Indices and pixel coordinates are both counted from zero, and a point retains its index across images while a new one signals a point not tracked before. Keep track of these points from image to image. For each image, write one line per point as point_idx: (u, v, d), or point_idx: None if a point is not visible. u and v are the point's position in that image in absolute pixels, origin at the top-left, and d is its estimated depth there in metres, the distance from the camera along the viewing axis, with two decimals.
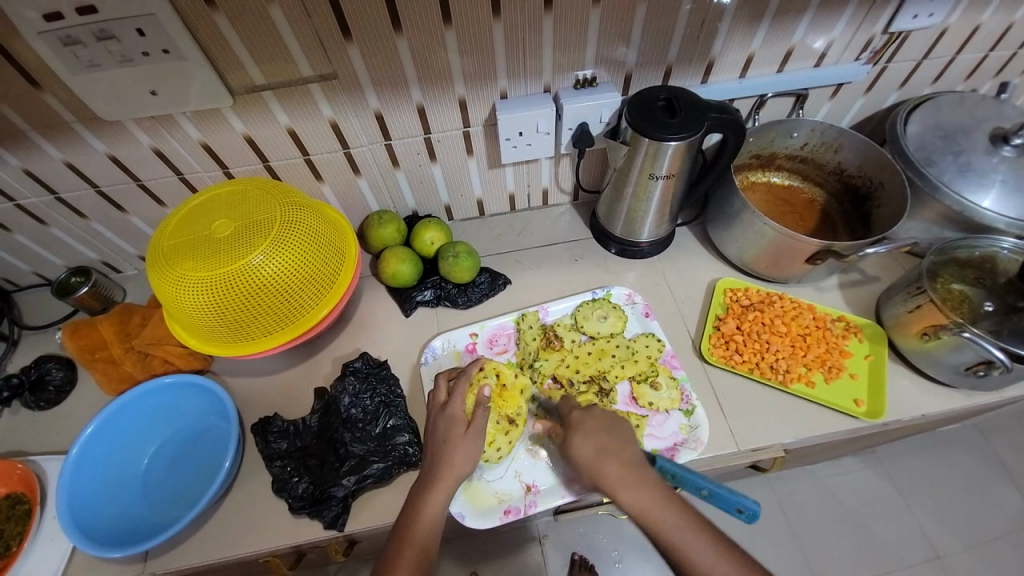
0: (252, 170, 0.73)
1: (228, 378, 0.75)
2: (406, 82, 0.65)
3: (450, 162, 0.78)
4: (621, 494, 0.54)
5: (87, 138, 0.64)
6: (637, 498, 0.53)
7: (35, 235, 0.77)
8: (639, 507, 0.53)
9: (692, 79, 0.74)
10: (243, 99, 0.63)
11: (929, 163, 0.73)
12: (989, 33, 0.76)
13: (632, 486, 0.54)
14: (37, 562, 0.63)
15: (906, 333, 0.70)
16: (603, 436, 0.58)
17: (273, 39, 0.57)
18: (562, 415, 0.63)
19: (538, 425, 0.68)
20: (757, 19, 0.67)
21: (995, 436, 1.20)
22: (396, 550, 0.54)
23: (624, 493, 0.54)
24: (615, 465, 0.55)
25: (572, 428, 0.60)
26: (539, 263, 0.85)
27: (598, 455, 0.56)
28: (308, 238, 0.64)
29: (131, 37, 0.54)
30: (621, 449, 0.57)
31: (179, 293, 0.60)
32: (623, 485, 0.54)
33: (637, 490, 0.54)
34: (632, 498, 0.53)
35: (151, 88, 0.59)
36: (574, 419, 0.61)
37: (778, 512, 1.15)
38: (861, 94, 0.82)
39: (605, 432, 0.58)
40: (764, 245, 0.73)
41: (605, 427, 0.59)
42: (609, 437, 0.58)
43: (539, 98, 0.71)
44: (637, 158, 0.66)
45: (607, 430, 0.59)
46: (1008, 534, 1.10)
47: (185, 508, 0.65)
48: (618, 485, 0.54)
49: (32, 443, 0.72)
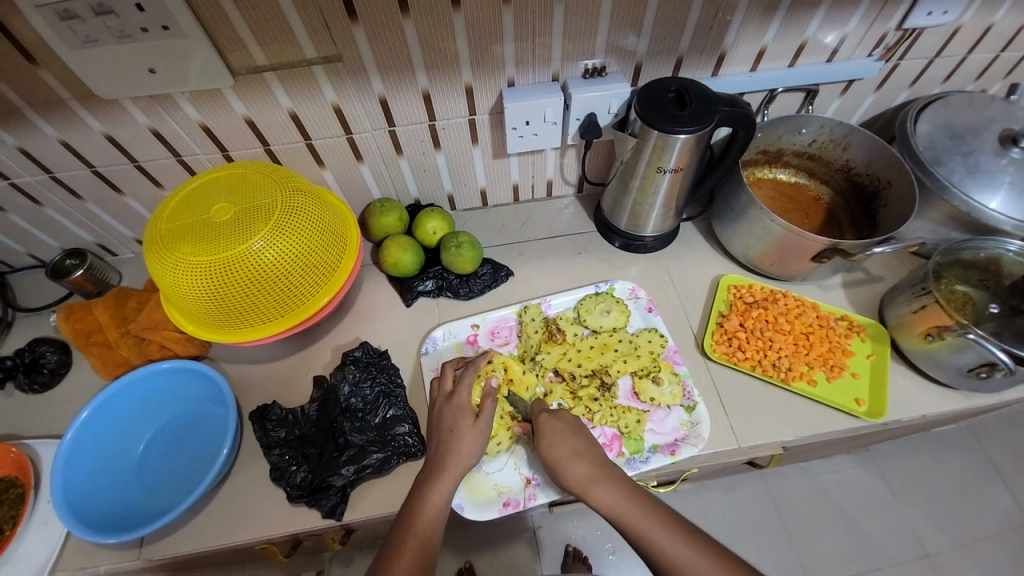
0: (252, 153, 0.71)
1: (225, 365, 0.74)
2: (412, 67, 0.64)
3: (454, 151, 0.77)
4: (591, 492, 0.56)
5: (83, 117, 0.63)
6: (603, 495, 0.56)
7: (29, 216, 0.75)
8: (605, 503, 0.55)
9: (703, 71, 0.73)
10: (244, 80, 0.61)
11: (938, 162, 0.72)
12: (1001, 34, 0.75)
13: (600, 481, 0.56)
14: (29, 546, 0.63)
15: (910, 333, 0.69)
16: (573, 438, 0.60)
17: (276, 19, 0.56)
18: (536, 410, 0.64)
19: (518, 429, 0.65)
20: (770, 12, 0.66)
21: (988, 438, 1.21)
22: (398, 542, 0.54)
23: (594, 490, 0.56)
24: (585, 466, 0.57)
25: (540, 431, 0.61)
26: (541, 255, 0.84)
27: (571, 457, 0.58)
28: (309, 224, 0.63)
29: (130, 12, 0.52)
30: (586, 451, 0.59)
31: (177, 278, 0.59)
32: (593, 483, 0.56)
33: (605, 487, 0.56)
34: (597, 494, 0.56)
35: (150, 66, 0.57)
36: (551, 422, 0.61)
37: (771, 508, 1.16)
38: (871, 91, 0.81)
39: (573, 435, 0.60)
40: (770, 242, 0.72)
41: (575, 431, 0.61)
42: (579, 439, 0.60)
43: (548, 87, 0.70)
44: (646, 151, 0.65)
45: (576, 431, 0.61)
46: (996, 534, 1.11)
47: (182, 495, 0.64)
48: (588, 484, 0.56)
49: (26, 426, 0.71)
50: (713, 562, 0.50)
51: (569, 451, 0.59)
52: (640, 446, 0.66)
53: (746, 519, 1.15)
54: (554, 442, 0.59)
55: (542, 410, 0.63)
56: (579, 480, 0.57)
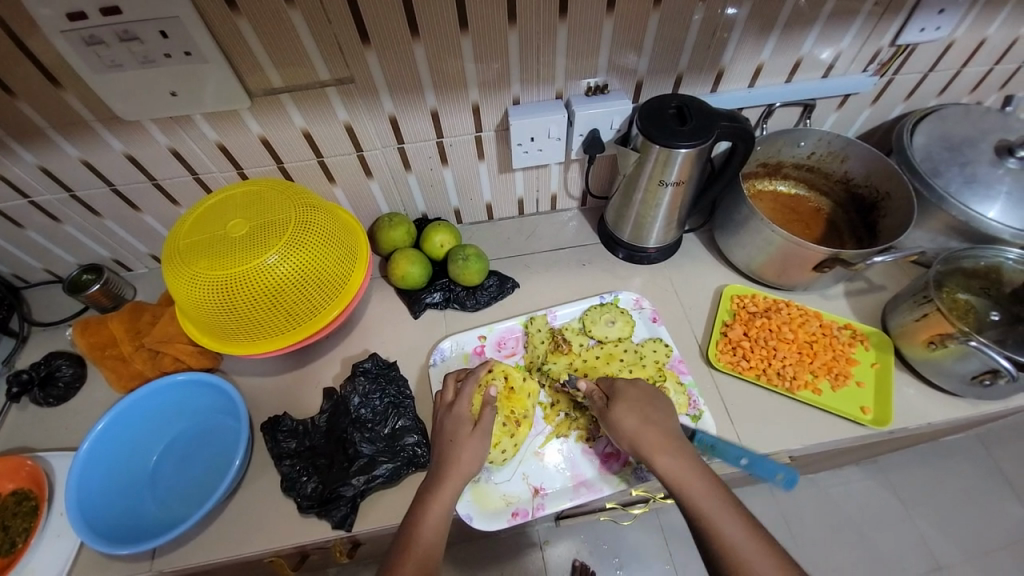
0: (267, 170, 0.74)
1: (236, 377, 0.75)
2: (421, 87, 0.66)
3: (461, 167, 0.79)
4: (657, 460, 0.57)
5: (104, 137, 0.65)
6: (672, 466, 0.56)
7: (47, 232, 0.77)
8: (673, 475, 0.56)
9: (702, 87, 0.75)
10: (261, 101, 0.64)
11: (935, 173, 0.74)
12: (994, 47, 0.77)
13: (671, 453, 0.57)
14: (41, 557, 0.63)
15: (912, 341, 0.70)
16: (649, 407, 0.61)
17: (293, 43, 0.58)
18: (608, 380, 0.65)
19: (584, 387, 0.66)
20: (766, 31, 0.68)
21: (996, 446, 1.21)
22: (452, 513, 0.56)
23: (660, 459, 0.57)
24: (655, 433, 0.58)
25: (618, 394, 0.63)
26: (547, 267, 0.85)
27: (643, 423, 0.59)
28: (322, 239, 0.65)
29: (154, 38, 0.55)
30: (660, 423, 0.60)
31: (194, 292, 0.60)
32: (663, 451, 0.57)
33: (673, 458, 0.57)
34: (666, 466, 0.56)
35: (172, 89, 0.60)
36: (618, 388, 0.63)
37: (780, 521, 1.15)
38: (867, 105, 0.83)
39: (651, 406, 0.61)
40: (771, 252, 0.74)
41: (646, 400, 0.62)
42: (653, 409, 0.61)
43: (552, 104, 0.72)
44: (647, 165, 0.67)
45: (650, 403, 0.62)
46: (1008, 545, 1.10)
47: (194, 506, 0.65)
48: (656, 451, 0.57)
49: (40, 439, 0.72)
50: (763, 556, 0.51)
51: (629, 421, 0.60)
52: None
53: None
54: (622, 412, 0.60)
55: (615, 381, 0.65)
56: (649, 447, 0.58)
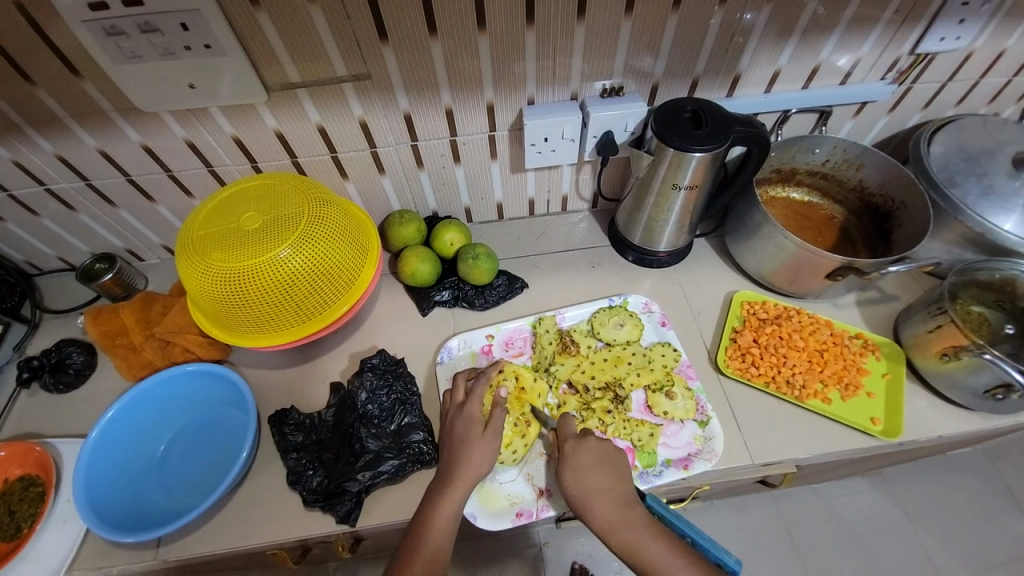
0: (280, 165, 0.74)
1: (245, 369, 0.76)
2: (437, 85, 0.66)
3: (473, 166, 0.79)
4: (609, 537, 0.57)
5: (122, 127, 0.66)
6: (625, 539, 0.57)
7: (62, 220, 0.78)
8: (627, 549, 0.56)
9: (718, 92, 0.74)
10: (277, 96, 0.64)
11: (952, 184, 0.73)
12: (1014, 58, 0.76)
13: (622, 528, 0.57)
14: (46, 543, 0.63)
15: (925, 352, 0.69)
16: (596, 473, 0.60)
17: (311, 39, 0.58)
18: (562, 433, 0.64)
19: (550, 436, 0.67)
20: (785, 36, 0.68)
21: (1002, 461, 1.19)
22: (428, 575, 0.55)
23: (611, 536, 0.57)
24: (602, 506, 0.58)
25: (565, 459, 0.62)
26: (555, 268, 0.85)
27: (591, 496, 0.59)
28: (333, 235, 0.64)
29: (174, 31, 0.55)
30: (609, 490, 0.59)
31: (206, 284, 0.61)
32: (612, 530, 0.57)
33: (627, 532, 0.57)
34: (618, 542, 0.57)
35: (190, 81, 0.60)
36: (568, 449, 0.62)
37: (782, 530, 1.14)
38: (884, 113, 0.82)
39: (599, 469, 0.60)
40: (783, 259, 0.73)
41: (599, 462, 0.61)
42: (602, 474, 0.60)
43: (566, 105, 0.72)
44: (661, 168, 0.66)
45: (599, 464, 0.61)
46: (1012, 560, 1.09)
47: (200, 497, 0.66)
48: (608, 529, 0.57)
49: (49, 425, 0.73)
50: None
51: (578, 493, 0.59)
52: (653, 460, 0.67)
53: (755, 540, 1.13)
54: (571, 479, 0.60)
55: (567, 440, 0.63)
56: (601, 524, 0.58)
